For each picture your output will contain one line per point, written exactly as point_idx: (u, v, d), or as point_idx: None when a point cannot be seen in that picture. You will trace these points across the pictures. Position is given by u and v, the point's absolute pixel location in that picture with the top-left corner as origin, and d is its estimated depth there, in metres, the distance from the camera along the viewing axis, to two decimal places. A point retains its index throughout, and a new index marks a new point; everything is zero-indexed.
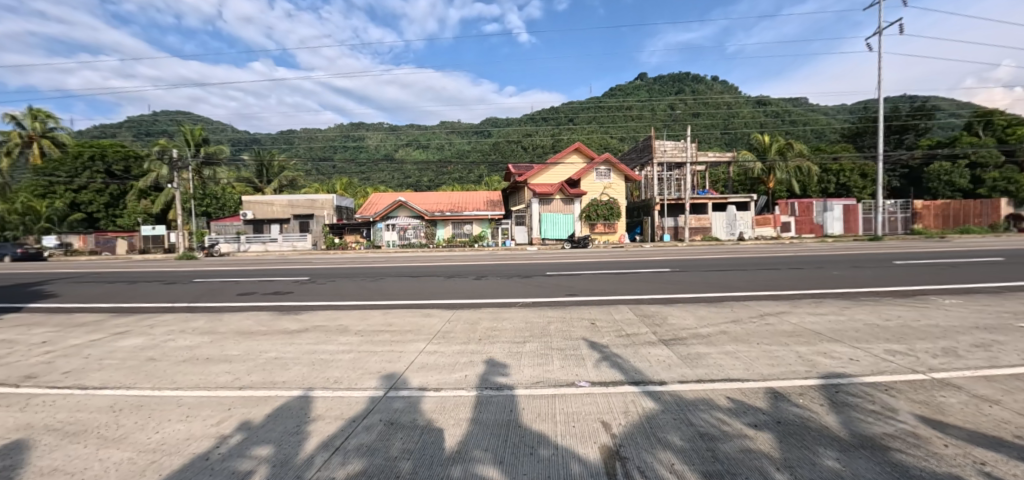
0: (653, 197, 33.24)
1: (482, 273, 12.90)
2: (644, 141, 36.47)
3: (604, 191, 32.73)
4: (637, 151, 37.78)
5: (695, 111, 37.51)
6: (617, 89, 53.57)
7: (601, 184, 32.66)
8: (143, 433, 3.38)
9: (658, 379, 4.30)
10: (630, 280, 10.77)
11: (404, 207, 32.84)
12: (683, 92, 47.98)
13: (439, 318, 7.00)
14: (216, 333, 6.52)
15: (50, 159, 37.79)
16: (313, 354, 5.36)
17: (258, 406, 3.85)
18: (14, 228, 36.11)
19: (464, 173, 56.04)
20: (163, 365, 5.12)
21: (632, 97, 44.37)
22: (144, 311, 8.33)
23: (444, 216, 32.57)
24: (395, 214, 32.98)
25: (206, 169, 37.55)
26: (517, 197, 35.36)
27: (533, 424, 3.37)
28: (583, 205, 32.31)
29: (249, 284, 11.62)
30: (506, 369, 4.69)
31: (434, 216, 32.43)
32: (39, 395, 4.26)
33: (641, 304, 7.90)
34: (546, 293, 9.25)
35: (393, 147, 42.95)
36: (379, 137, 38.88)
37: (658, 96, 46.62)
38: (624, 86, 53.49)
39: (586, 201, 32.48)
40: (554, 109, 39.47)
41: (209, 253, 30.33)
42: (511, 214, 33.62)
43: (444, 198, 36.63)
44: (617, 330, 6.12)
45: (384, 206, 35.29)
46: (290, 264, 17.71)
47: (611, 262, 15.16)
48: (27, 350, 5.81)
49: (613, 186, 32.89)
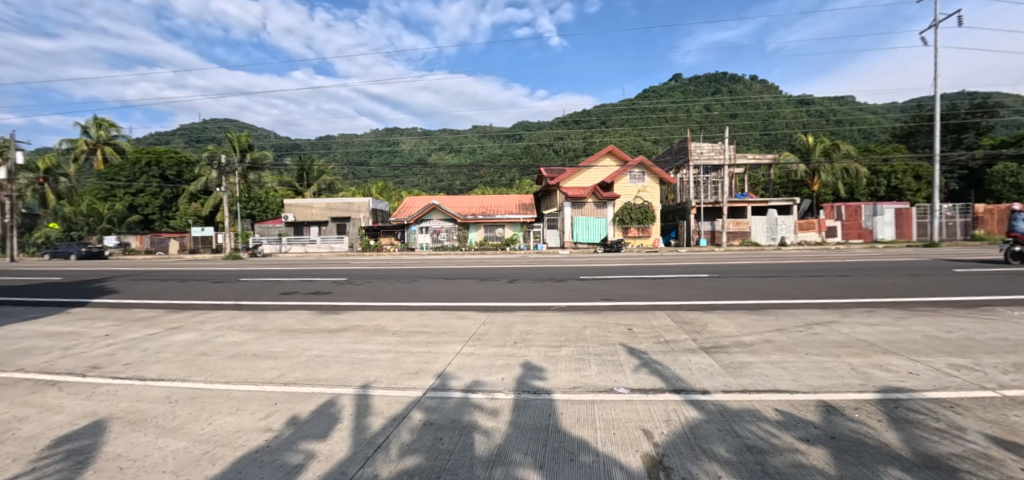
0: (689, 201, 32.44)
1: (515, 277, 12.90)
2: (680, 144, 36.15)
3: (638, 195, 32.30)
4: (671, 153, 37.81)
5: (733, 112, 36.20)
6: (649, 90, 52.67)
7: (634, 187, 32.25)
8: (197, 424, 3.56)
9: (701, 387, 4.16)
10: (667, 286, 10.50)
11: (437, 210, 33.27)
12: (719, 93, 46.55)
13: (473, 321, 7.03)
14: (261, 330, 6.80)
15: (112, 165, 40.77)
16: (353, 352, 5.52)
17: (303, 402, 3.97)
18: (79, 229, 39.07)
19: (495, 177, 56.13)
20: (213, 359, 5.38)
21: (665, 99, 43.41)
22: (196, 308, 8.78)
23: (476, 219, 32.82)
24: (428, 217, 33.50)
25: (251, 173, 39.46)
26: (548, 201, 35.59)
27: (572, 429, 3.33)
28: (616, 209, 31.92)
29: (290, 284, 12.06)
30: (543, 372, 4.65)
31: (467, 219, 32.76)
32: (104, 384, 4.57)
33: (677, 310, 7.69)
34: (580, 297, 9.16)
35: (426, 151, 43.59)
36: (412, 142, 39.82)
37: (691, 97, 45.66)
38: (657, 88, 52.34)
39: (619, 205, 32.11)
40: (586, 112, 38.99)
41: (253, 253, 31.79)
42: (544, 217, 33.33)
43: (477, 202, 36.97)
44: (655, 337, 5.98)
45: (418, 209, 35.85)
46: (329, 265, 18.31)
47: (647, 267, 14.82)
48: (91, 342, 6.24)
49: (648, 189, 32.38)
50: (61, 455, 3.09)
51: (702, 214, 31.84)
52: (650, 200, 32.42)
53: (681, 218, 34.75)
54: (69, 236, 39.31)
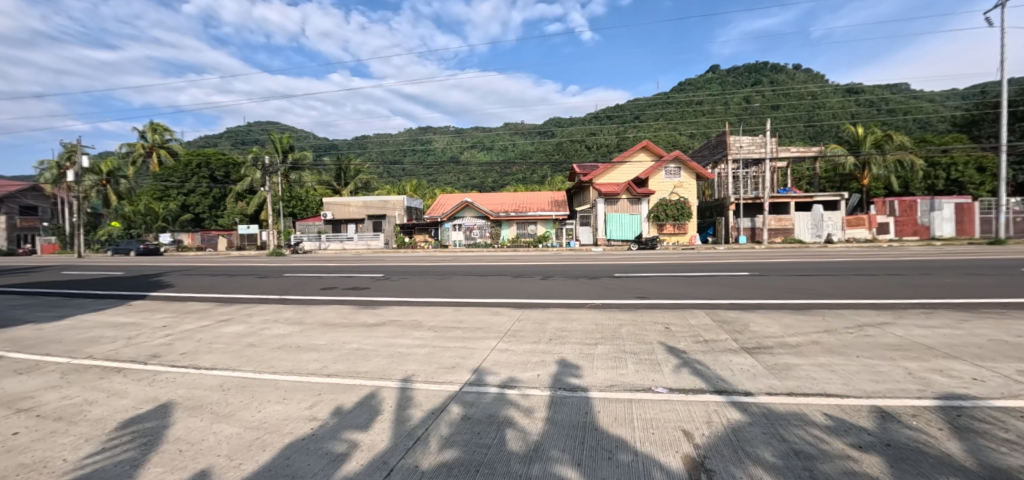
0: (728, 197, 31.28)
1: (548, 274, 12.88)
2: (717, 137, 34.94)
3: (673, 191, 31.53)
4: (710, 147, 36.42)
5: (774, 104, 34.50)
6: (684, 83, 51.19)
7: (670, 183, 31.53)
8: (248, 412, 3.76)
9: (743, 389, 4.04)
10: (705, 284, 10.21)
11: (470, 207, 33.62)
12: (760, 84, 44.66)
13: (508, 317, 7.07)
14: (304, 323, 7.10)
15: (166, 166, 43.47)
16: (391, 346, 5.68)
17: (345, 394, 4.12)
18: (137, 227, 42.15)
19: (527, 174, 56.02)
20: (260, 350, 5.67)
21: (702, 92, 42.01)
22: (243, 301, 9.26)
23: (508, 216, 32.97)
24: (461, 214, 33.90)
25: (293, 173, 41.09)
26: (581, 197, 35.38)
27: (610, 427, 3.31)
28: (651, 205, 31.34)
29: (330, 279, 12.51)
30: (580, 370, 4.63)
31: (499, 216, 32.96)
32: (163, 372, 4.90)
33: (716, 309, 7.47)
34: (615, 294, 9.05)
35: (458, 149, 43.93)
36: (445, 141, 40.30)
37: (730, 88, 44.03)
38: (693, 80, 50.78)
39: (654, 201, 31.53)
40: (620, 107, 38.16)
41: (294, 250, 33.28)
42: (576, 214, 33.41)
43: (509, 199, 37.11)
44: (693, 336, 5.83)
45: (451, 206, 36.36)
46: (367, 262, 18.86)
47: (684, 265, 14.48)
48: (151, 333, 6.70)
49: (684, 185, 31.58)
50: (128, 436, 3.33)
51: (742, 210, 30.65)
52: (687, 196, 31.65)
53: (719, 214, 33.63)
54: (129, 233, 42.45)
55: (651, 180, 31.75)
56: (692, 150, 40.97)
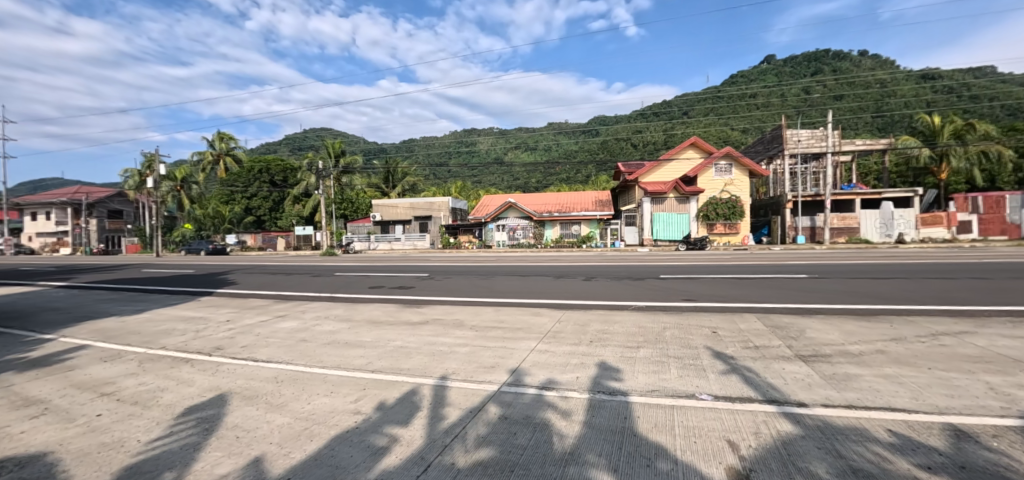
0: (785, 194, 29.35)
1: (590, 275, 12.74)
2: (772, 132, 33.01)
3: (724, 189, 30.28)
4: (763, 142, 34.32)
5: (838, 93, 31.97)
6: (735, 76, 48.80)
7: (721, 181, 30.32)
8: (299, 403, 4.00)
9: (796, 399, 3.80)
10: (758, 287, 9.69)
11: (514, 208, 33.83)
12: (820, 73, 41.72)
13: (549, 318, 7.06)
14: (352, 320, 7.45)
15: (232, 172, 47.00)
16: (432, 344, 5.84)
17: (388, 390, 4.29)
18: (207, 229, 45.80)
19: (571, 173, 55.49)
20: (312, 346, 6.00)
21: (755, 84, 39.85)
22: (299, 299, 9.85)
23: (552, 217, 32.87)
24: (504, 215, 34.20)
25: (344, 176, 43.17)
26: (626, 197, 34.70)
27: (649, 434, 3.23)
28: (699, 204, 30.23)
29: (378, 278, 13.05)
30: (619, 374, 4.55)
31: (542, 217, 32.95)
32: (226, 363, 5.31)
33: (768, 313, 7.08)
34: (659, 297, 8.81)
35: (502, 150, 44.26)
36: (488, 143, 40.74)
37: (786, 79, 41.46)
38: (745, 72, 48.27)
39: (704, 200, 30.32)
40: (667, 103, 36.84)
41: (345, 250, 35.12)
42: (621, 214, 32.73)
43: (553, 199, 36.97)
44: (743, 341, 5.56)
45: (494, 207, 36.72)
46: (413, 262, 19.47)
47: (734, 266, 13.82)
48: (217, 326, 7.29)
49: (736, 182, 30.27)
50: (193, 422, 3.64)
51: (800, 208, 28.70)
52: (740, 194, 30.21)
53: (775, 213, 31.67)
54: (201, 234, 46.38)
55: (701, 177, 30.47)
56: (745, 145, 38.86)
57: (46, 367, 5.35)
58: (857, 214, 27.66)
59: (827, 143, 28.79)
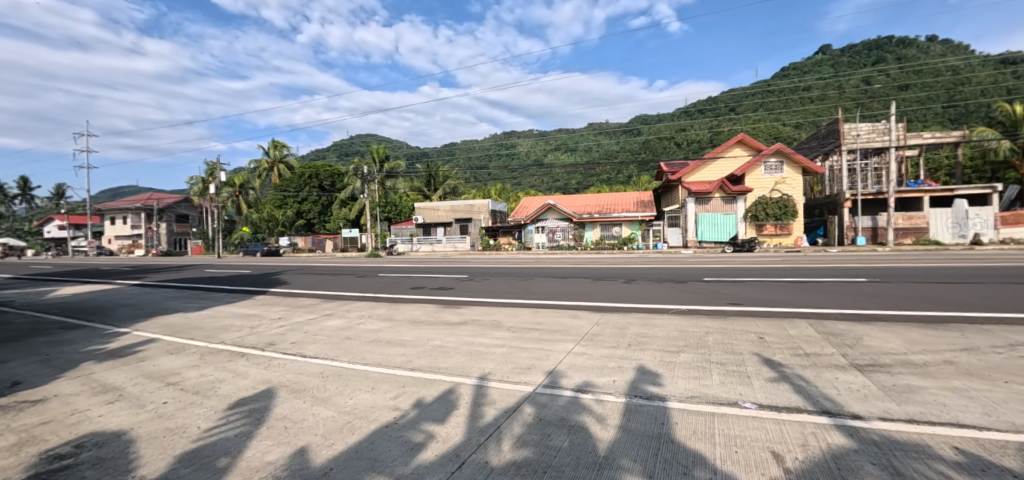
0: (842, 192, 27.53)
1: (631, 277, 12.49)
2: (826, 127, 31.17)
3: (775, 188, 28.83)
4: (818, 138, 32.42)
5: (903, 83, 29.75)
6: (787, 68, 46.28)
7: (771, 180, 28.90)
8: (342, 398, 4.19)
9: (850, 412, 3.56)
10: (811, 291, 9.15)
11: (553, 210, 33.76)
12: (883, 62, 38.80)
13: (587, 321, 6.99)
14: (393, 320, 7.70)
15: (284, 178, 49.67)
16: (470, 344, 5.94)
17: (426, 388, 4.41)
18: (263, 231, 48.76)
19: (612, 174, 54.54)
20: (355, 343, 6.26)
21: (809, 76, 37.63)
22: (344, 298, 10.29)
23: (592, 219, 32.54)
24: (544, 216, 34.17)
25: (388, 180, 44.55)
26: (669, 197, 33.75)
27: (688, 441, 3.13)
28: (747, 204, 28.90)
29: (419, 279, 13.41)
30: (659, 378, 4.44)
31: (582, 219, 32.70)
32: (277, 358, 5.64)
33: (820, 319, 6.67)
34: (703, 300, 8.51)
35: (542, 152, 44.27)
36: (528, 145, 40.79)
37: (845, 70, 38.84)
38: (798, 64, 45.68)
39: (752, 200, 29.03)
40: (712, 99, 35.58)
41: (389, 252, 36.29)
42: (663, 215, 31.86)
43: (593, 200, 36.57)
44: (791, 348, 5.28)
45: (534, 209, 36.73)
46: (454, 263, 19.83)
47: (787, 269, 13.08)
48: (270, 323, 7.76)
49: (788, 180, 28.77)
50: (246, 412, 3.90)
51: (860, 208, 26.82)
52: (792, 193, 28.73)
53: (830, 213, 29.77)
54: (258, 237, 49.40)
55: (749, 175, 29.23)
56: (798, 141, 36.82)
57: (122, 357, 5.91)
58: (925, 212, 25.52)
59: (890, 138, 26.79)
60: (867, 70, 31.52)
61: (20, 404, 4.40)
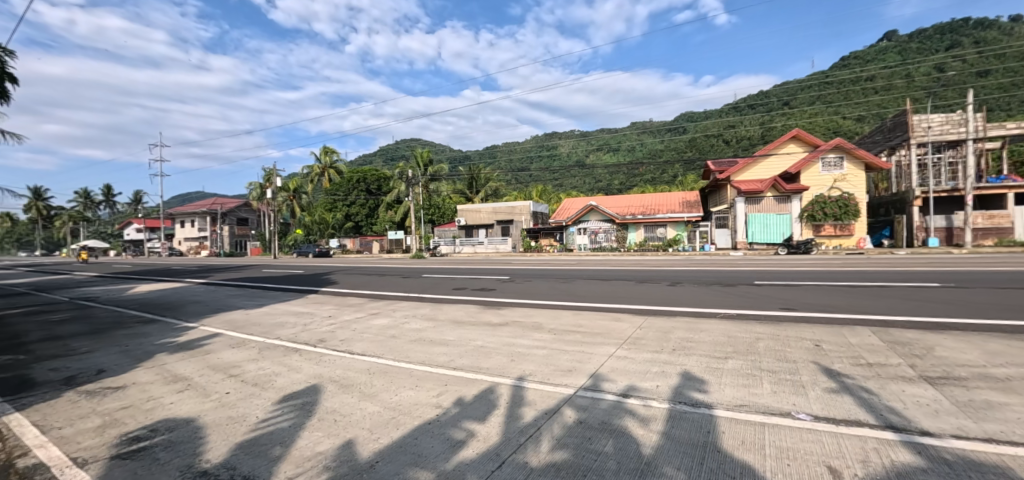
0: (911, 190, 25.67)
1: (677, 279, 12.08)
2: (893, 120, 28.71)
3: (834, 185, 27.06)
4: (883, 131, 29.92)
5: (983, 69, 27.05)
6: (846, 58, 43.28)
7: (829, 177, 27.18)
8: (387, 394, 4.33)
9: (919, 427, 3.25)
10: (878, 296, 8.46)
11: (596, 211, 33.29)
12: (960, 46, 35.38)
13: (629, 324, 6.83)
14: (436, 320, 7.87)
15: (334, 182, 52.08)
16: (510, 346, 5.97)
17: (467, 387, 4.47)
18: (314, 233, 51.35)
19: (655, 173, 53.11)
20: (400, 342, 6.46)
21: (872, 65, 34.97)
22: (390, 298, 10.64)
23: (636, 220, 31.79)
24: (586, 218, 33.77)
25: (431, 183, 45.71)
26: (717, 196, 32.43)
27: (736, 451, 2.98)
28: (803, 203, 27.29)
29: (461, 280, 13.65)
30: (705, 385, 4.26)
31: (625, 220, 32.00)
32: (327, 354, 5.91)
33: (884, 327, 6.16)
34: (755, 304, 8.10)
35: (582, 152, 43.86)
36: (569, 145, 40.51)
37: (914, 57, 35.77)
38: (859, 53, 42.60)
39: (809, 198, 27.38)
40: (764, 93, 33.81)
41: (433, 253, 37.18)
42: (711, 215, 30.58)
43: (636, 201, 35.74)
44: (853, 357, 4.91)
45: (575, 210, 36.41)
46: (495, 265, 20.00)
47: (851, 272, 12.18)
48: (321, 321, 8.16)
49: (849, 177, 26.99)
50: (297, 405, 4.10)
51: (933, 206, 24.65)
52: (854, 191, 26.93)
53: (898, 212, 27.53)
54: (311, 239, 52.10)
55: (805, 173, 27.60)
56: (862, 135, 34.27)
57: (191, 350, 6.41)
58: (1011, 210, 23.16)
59: (967, 128, 24.45)
60: (940, 56, 28.93)
61: (106, 390, 4.86)
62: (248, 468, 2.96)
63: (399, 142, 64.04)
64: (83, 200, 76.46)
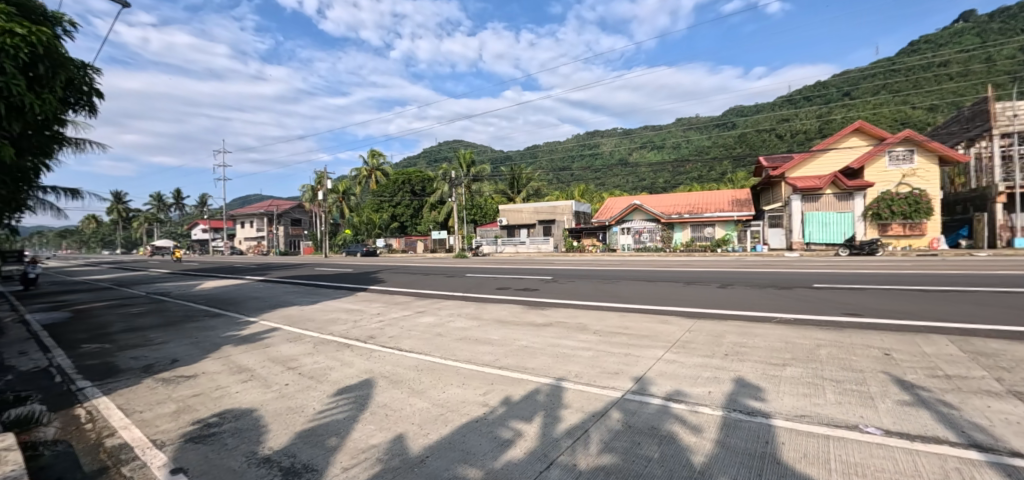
0: (993, 185, 23.29)
1: (728, 281, 11.59)
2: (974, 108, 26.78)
3: (903, 181, 25.15)
4: (963, 121, 28.20)
5: None
6: (917, 43, 39.97)
7: (897, 172, 25.29)
8: (434, 391, 4.42)
9: (1009, 448, 2.94)
10: (960, 302, 7.71)
11: (639, 210, 32.56)
12: None
13: (678, 327, 6.62)
14: (481, 319, 7.97)
15: (381, 184, 53.82)
16: (555, 346, 5.94)
17: (513, 386, 4.49)
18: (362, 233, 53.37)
19: (702, 171, 51.16)
20: (445, 340, 6.59)
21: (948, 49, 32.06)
22: (435, 297, 10.89)
23: (682, 219, 30.83)
24: (629, 217, 33.04)
25: (473, 184, 46.31)
26: (769, 194, 30.81)
27: (798, 464, 2.82)
28: (868, 201, 25.50)
29: (504, 280, 13.74)
30: (762, 393, 4.06)
31: (671, 219, 31.07)
32: (376, 350, 6.13)
33: (965, 337, 5.63)
34: (816, 309, 7.62)
35: (625, 151, 42.96)
36: (612, 143, 39.83)
37: (998, 38, 32.49)
38: (931, 37, 39.20)
39: (874, 196, 25.55)
40: (821, 83, 31.77)
41: (476, 253, 37.69)
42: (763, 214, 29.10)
43: (681, 199, 34.62)
44: (929, 368, 4.52)
45: (618, 210, 35.76)
46: (537, 265, 19.97)
47: (928, 275, 11.18)
48: (371, 317, 8.47)
49: (920, 172, 24.99)
50: (349, 398, 4.28)
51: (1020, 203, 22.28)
52: (926, 187, 24.89)
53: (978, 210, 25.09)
54: (359, 238, 54.20)
55: (871, 168, 25.74)
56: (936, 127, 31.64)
57: (253, 342, 6.84)
58: None
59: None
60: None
61: (179, 378, 5.28)
62: (306, 457, 3.11)
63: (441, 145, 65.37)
64: (157, 203, 83.37)
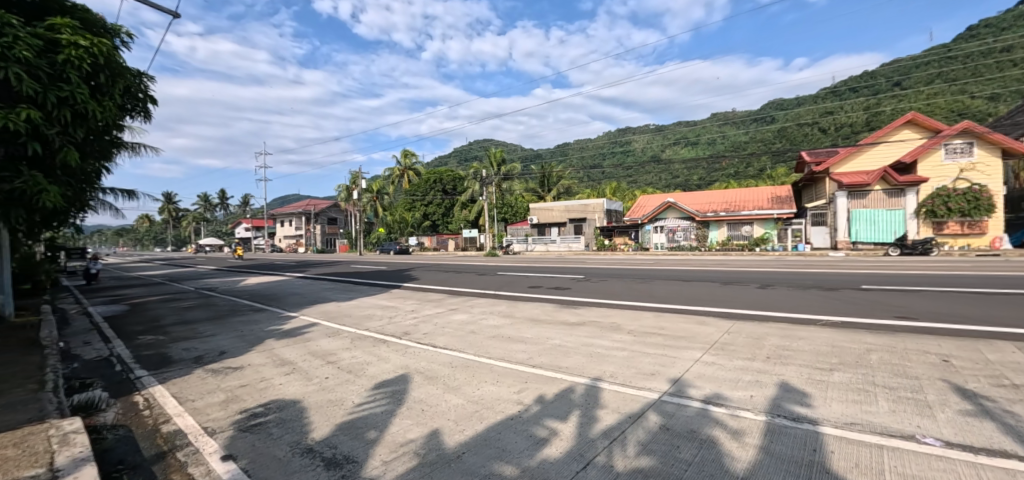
0: None
1: (770, 282, 11.14)
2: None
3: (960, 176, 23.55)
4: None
5: None
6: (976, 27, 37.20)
7: (954, 166, 23.67)
8: (469, 388, 4.47)
9: None
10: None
11: (673, 208, 31.90)
12: None
13: (716, 328, 6.44)
14: (513, 317, 8.01)
15: (413, 183, 54.80)
16: (588, 345, 5.90)
17: (547, 385, 4.49)
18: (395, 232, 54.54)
19: (739, 167, 49.42)
20: (478, 337, 6.66)
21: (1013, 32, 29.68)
22: (466, 295, 11.01)
23: (717, 217, 30.03)
24: (663, 215, 32.43)
25: (504, 183, 46.48)
26: (811, 191, 29.48)
27: (849, 474, 2.70)
28: (921, 198, 24.01)
29: (535, 279, 13.73)
30: (808, 398, 3.90)
31: (706, 217, 30.27)
32: (411, 347, 6.26)
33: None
34: (867, 312, 7.23)
35: (658, 148, 42.06)
36: (644, 140, 39.09)
37: None
38: (995, 20, 36.36)
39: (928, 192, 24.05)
40: (868, 73, 30.08)
41: (507, 251, 37.88)
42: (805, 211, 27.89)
43: (717, 197, 33.66)
44: (995, 376, 4.21)
45: (651, 208, 35.13)
46: (567, 264, 19.83)
47: (995, 277, 10.37)
48: (405, 314, 8.66)
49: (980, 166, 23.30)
50: (387, 393, 4.39)
51: None
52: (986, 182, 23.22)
53: None
54: (392, 237, 55.43)
55: (924, 163, 24.20)
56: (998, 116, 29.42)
57: (295, 337, 7.13)
58: None
59: None
60: None
61: (227, 369, 5.57)
62: (347, 449, 3.22)
63: (471, 144, 65.92)
64: (204, 203, 87.96)
